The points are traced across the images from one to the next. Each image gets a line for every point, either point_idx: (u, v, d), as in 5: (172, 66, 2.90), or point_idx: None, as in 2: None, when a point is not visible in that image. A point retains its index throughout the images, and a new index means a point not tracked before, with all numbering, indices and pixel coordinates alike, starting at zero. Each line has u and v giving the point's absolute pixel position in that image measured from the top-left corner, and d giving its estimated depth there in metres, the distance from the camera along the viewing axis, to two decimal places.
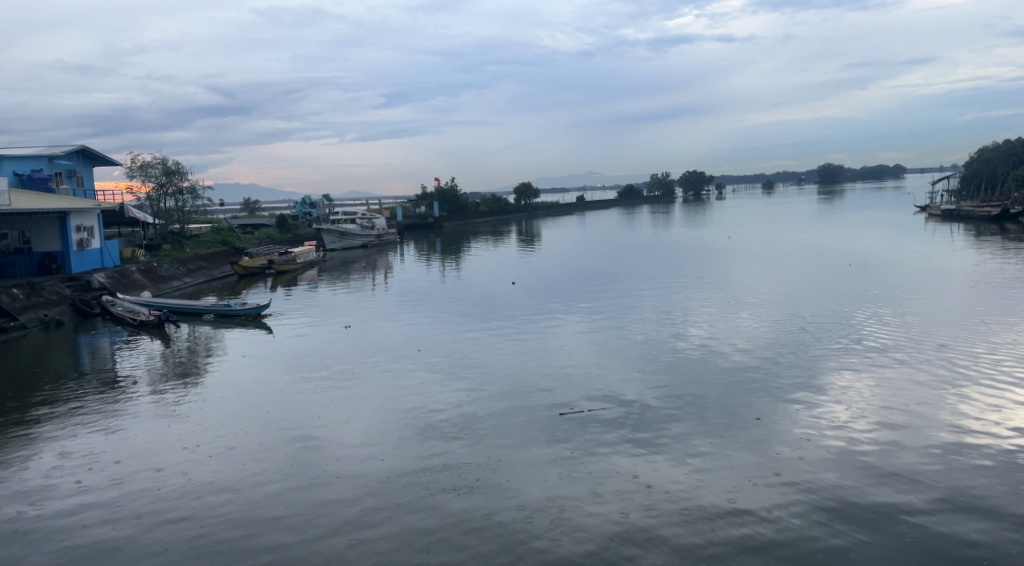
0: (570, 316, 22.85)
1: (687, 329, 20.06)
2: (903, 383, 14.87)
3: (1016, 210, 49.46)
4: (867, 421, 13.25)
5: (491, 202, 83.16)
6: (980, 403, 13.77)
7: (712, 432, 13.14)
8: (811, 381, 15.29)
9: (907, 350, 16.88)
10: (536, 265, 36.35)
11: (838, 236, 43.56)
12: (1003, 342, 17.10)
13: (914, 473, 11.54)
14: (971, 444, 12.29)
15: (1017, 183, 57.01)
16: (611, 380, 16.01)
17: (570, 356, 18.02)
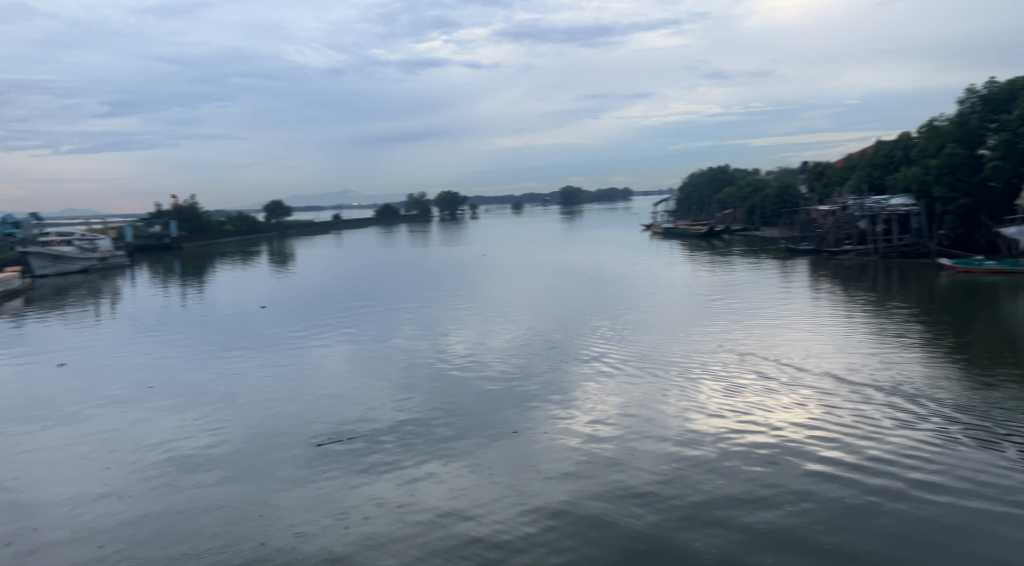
0: (328, 338, 22.18)
1: (435, 346, 20.28)
2: (629, 378, 16.04)
3: (720, 229, 56.48)
4: (599, 413, 14.07)
5: (234, 220, 79.43)
6: (691, 384, 15.15)
7: (459, 442, 13.31)
8: (550, 385, 16.02)
9: (655, 350, 18.16)
10: (282, 286, 35.13)
11: (577, 252, 46.88)
12: (709, 337, 19.11)
13: (678, 451, 12.22)
14: (685, 416, 13.44)
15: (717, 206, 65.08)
16: (371, 404, 15.60)
17: (331, 380, 17.42)
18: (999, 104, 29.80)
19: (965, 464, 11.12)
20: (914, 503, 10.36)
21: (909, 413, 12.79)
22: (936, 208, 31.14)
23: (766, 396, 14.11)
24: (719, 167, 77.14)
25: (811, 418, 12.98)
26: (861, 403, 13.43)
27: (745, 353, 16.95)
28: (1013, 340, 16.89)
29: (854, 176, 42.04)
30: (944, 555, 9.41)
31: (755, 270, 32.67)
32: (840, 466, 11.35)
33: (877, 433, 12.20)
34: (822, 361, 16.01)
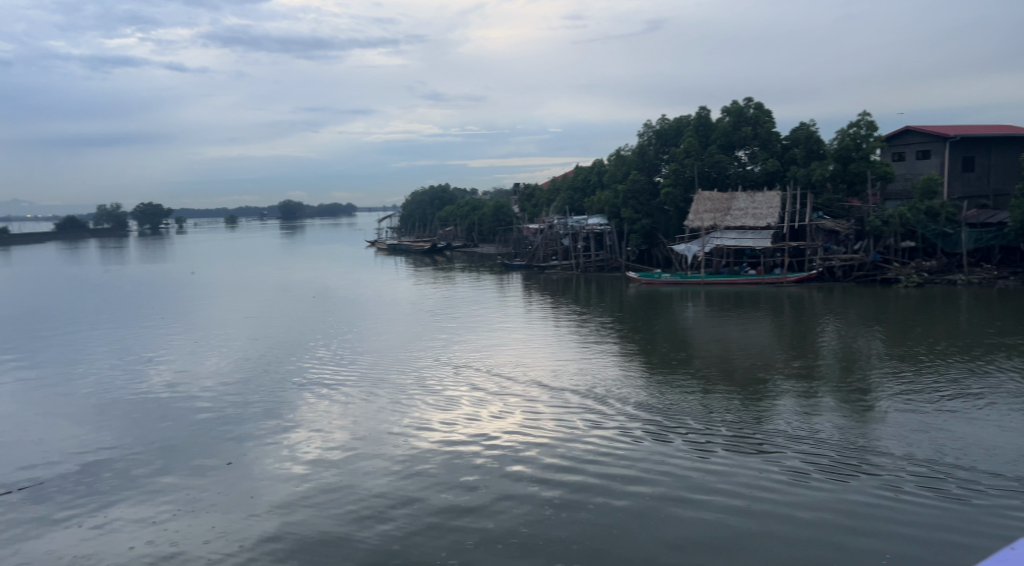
0: (10, 371, 19.94)
1: (137, 376, 19.02)
2: (344, 391, 16.28)
3: (440, 245, 58.55)
4: (311, 428, 14.12)
5: None
6: (403, 394, 15.72)
7: (159, 474, 12.70)
8: (263, 405, 15.78)
9: (373, 365, 18.63)
10: None
11: (297, 269, 46.17)
12: (424, 350, 19.95)
13: (387, 453, 12.66)
14: (396, 424, 13.95)
15: (438, 224, 67.41)
16: (58, 445, 14.34)
17: (11, 422, 15.73)
18: (670, 137, 34.46)
19: (637, 430, 12.70)
20: (590, 464, 11.65)
21: (594, 402, 14.37)
22: (624, 228, 35.13)
23: (474, 401, 15.06)
24: (438, 184, 79.92)
25: (512, 414, 14.08)
26: (555, 398, 14.83)
27: (457, 366, 17.97)
28: (680, 340, 19.66)
29: (558, 197, 45.96)
30: (616, 503, 10.66)
31: (470, 285, 34.47)
32: (534, 446, 12.43)
33: (567, 419, 13.54)
34: (524, 368, 17.44)
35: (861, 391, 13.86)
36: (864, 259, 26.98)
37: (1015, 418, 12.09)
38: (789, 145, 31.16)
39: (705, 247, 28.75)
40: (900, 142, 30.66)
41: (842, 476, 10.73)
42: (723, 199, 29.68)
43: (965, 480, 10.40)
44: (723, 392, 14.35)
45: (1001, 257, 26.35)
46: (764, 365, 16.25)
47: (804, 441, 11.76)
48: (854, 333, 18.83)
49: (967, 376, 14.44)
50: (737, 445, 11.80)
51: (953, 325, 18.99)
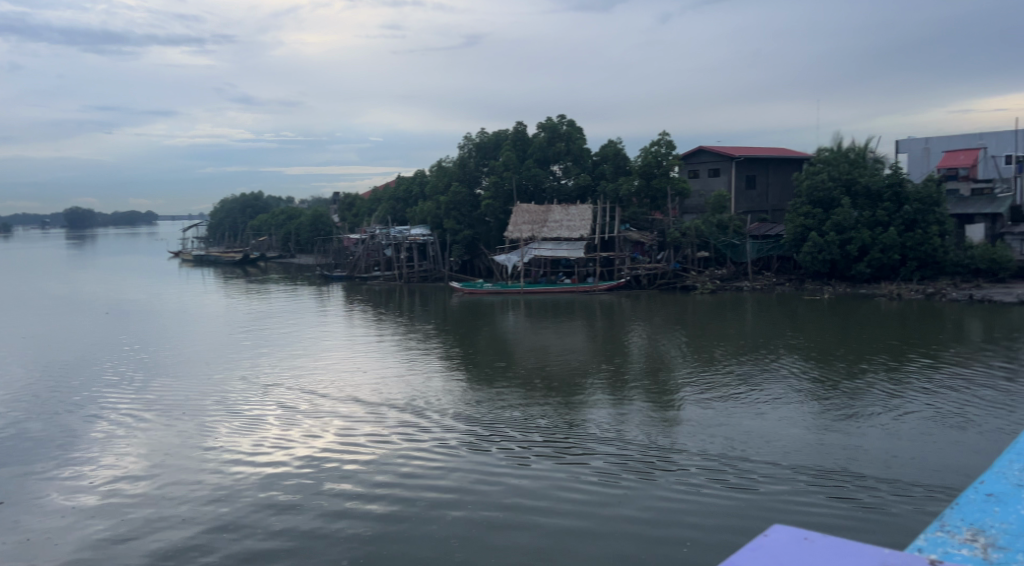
0: None
1: None
2: (148, 412, 15.28)
3: (254, 254, 56.38)
4: (109, 452, 13.11)
5: None
6: (215, 413, 15.00)
7: None
8: (55, 433, 14.49)
9: (181, 383, 17.63)
10: None
11: (94, 283, 42.76)
12: (238, 367, 19.15)
13: (192, 473, 11.92)
14: (206, 441, 13.26)
15: (251, 233, 64.97)
16: None
17: None
18: (488, 151, 35.34)
19: (453, 438, 12.74)
20: (409, 467, 11.60)
21: (411, 414, 14.31)
22: (446, 239, 35.52)
23: (289, 416, 14.61)
24: (249, 191, 77.21)
25: (327, 428, 13.72)
26: (372, 411, 14.61)
27: (274, 382, 17.41)
28: (500, 349, 20.15)
29: (379, 208, 45.71)
30: (432, 500, 10.58)
31: (288, 298, 33.44)
32: (352, 456, 12.19)
33: (384, 431, 13.36)
34: (343, 382, 17.17)
35: (664, 393, 14.82)
36: (666, 268, 28.91)
37: (793, 411, 13.40)
38: (599, 161, 32.85)
39: (523, 257, 29.63)
40: (694, 160, 33.12)
41: (647, 463, 11.29)
42: (539, 211, 30.83)
43: (755, 456, 11.28)
44: (540, 399, 14.82)
45: (778, 266, 29.17)
46: (577, 371, 17.01)
47: (614, 439, 12.31)
48: (660, 338, 20.11)
49: (753, 375, 15.86)
50: (552, 445, 12.14)
51: (743, 329, 20.66)
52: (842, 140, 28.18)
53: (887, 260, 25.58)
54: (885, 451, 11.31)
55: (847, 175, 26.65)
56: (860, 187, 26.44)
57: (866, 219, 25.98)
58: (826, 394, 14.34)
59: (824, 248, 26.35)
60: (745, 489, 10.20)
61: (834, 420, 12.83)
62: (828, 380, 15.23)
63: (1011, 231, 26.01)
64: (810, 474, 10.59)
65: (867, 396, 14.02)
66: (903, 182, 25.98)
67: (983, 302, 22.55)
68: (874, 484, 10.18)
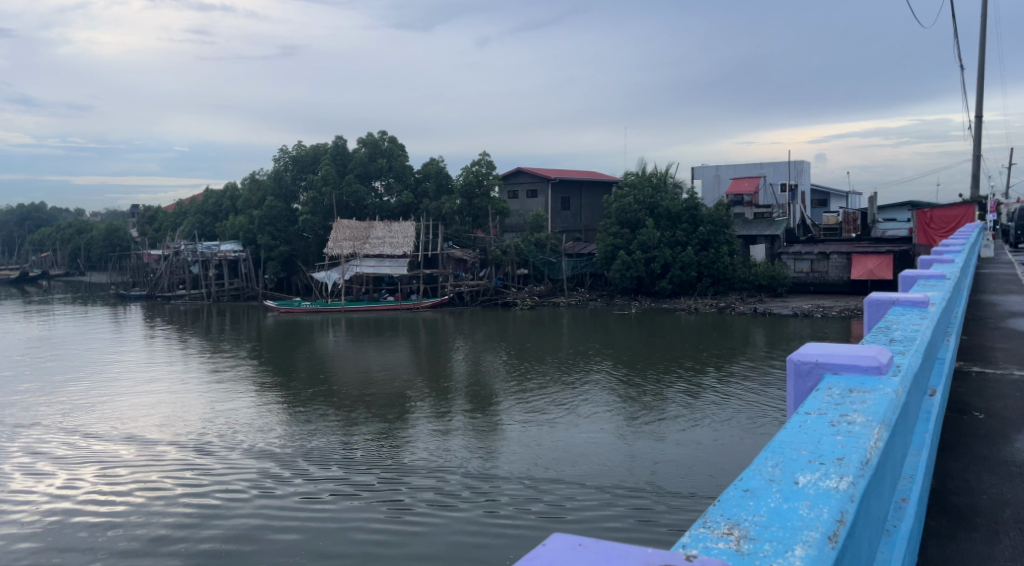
0: None
1: None
2: None
3: (34, 274, 51.44)
4: None
5: None
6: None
7: None
8: None
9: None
10: None
11: None
12: (16, 398, 17.44)
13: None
14: None
15: (30, 249, 59.49)
16: None
17: None
18: (306, 164, 34.52)
19: (244, 475, 11.98)
20: (211, 500, 11.00)
21: (195, 450, 13.35)
22: (260, 255, 34.23)
23: (72, 451, 13.48)
24: (33, 205, 71.12)
25: (100, 468, 12.50)
26: (160, 447, 13.57)
27: (59, 413, 16.06)
28: (319, 371, 19.73)
29: (184, 223, 43.39)
30: (215, 543, 9.76)
31: (80, 320, 30.81)
32: (145, 491, 11.39)
33: (163, 470, 12.30)
34: (135, 413, 15.89)
35: (487, 412, 15.04)
36: (488, 285, 29.64)
37: (606, 424, 14.09)
38: (420, 179, 33.24)
39: (344, 274, 29.28)
40: (513, 181, 34.18)
41: (454, 493, 11.15)
42: (360, 227, 30.34)
43: (568, 478, 11.60)
44: (360, 426, 14.53)
45: (591, 282, 30.79)
46: (399, 392, 16.92)
47: (430, 467, 12.22)
48: (480, 354, 20.60)
49: (571, 389, 16.49)
50: (364, 477, 11.79)
51: (558, 343, 21.63)
52: (646, 165, 30.02)
53: (685, 277, 27.52)
54: (689, 464, 12.06)
55: (649, 199, 28.44)
56: (662, 210, 28.34)
57: (667, 239, 27.86)
58: (636, 403, 15.32)
59: (631, 265, 27.97)
60: (555, 514, 10.35)
61: (643, 431, 13.62)
62: (637, 391, 16.16)
63: (787, 251, 28.91)
64: (620, 494, 10.97)
65: (671, 405, 15.05)
66: (698, 206, 28.28)
67: (765, 314, 24.93)
68: (678, 499, 10.76)
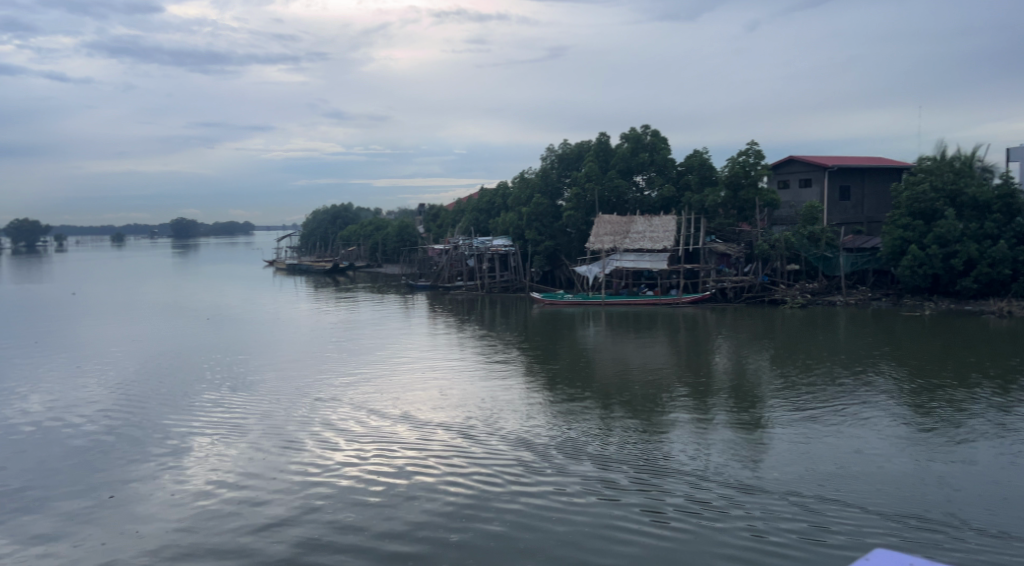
0: None
1: (22, 397, 17.87)
2: (229, 415, 15.68)
3: (342, 266, 57.50)
4: (189, 454, 13.47)
5: None
6: (289, 418, 15.30)
7: (29, 505, 11.87)
8: (145, 428, 15.00)
9: (256, 389, 17.91)
10: None
11: (190, 288, 44.18)
12: (318, 374, 19.53)
13: (225, 492, 11.84)
14: (277, 448, 13.50)
15: (338, 243, 66.91)
16: None
17: None
18: (572, 161, 35.40)
19: (498, 461, 12.38)
20: (467, 485, 11.49)
21: (459, 433, 14.04)
22: (528, 249, 35.53)
23: (354, 425, 14.75)
24: (342, 206, 79.14)
25: (376, 444, 13.58)
26: (427, 427, 14.44)
27: (349, 389, 17.76)
28: (580, 362, 19.99)
29: (462, 219, 46.22)
30: (470, 538, 10.21)
31: (373, 307, 34.03)
32: (410, 470, 12.18)
33: (428, 450, 13.07)
34: (410, 395, 17.03)
35: (752, 415, 14.32)
36: (753, 281, 28.22)
37: (889, 437, 12.80)
38: (683, 171, 32.41)
39: (605, 268, 29.39)
40: (784, 171, 32.30)
41: (709, 503, 10.68)
42: (622, 222, 30.49)
43: (844, 498, 10.64)
44: (617, 420, 14.40)
45: (874, 280, 28.27)
46: (658, 388, 16.54)
47: (688, 469, 11.84)
48: (745, 352, 19.71)
49: (847, 395, 15.21)
50: (619, 474, 11.69)
51: (833, 344, 20.10)
52: (947, 149, 26.99)
53: (994, 275, 24.27)
54: (990, 493, 10.60)
55: (950, 185, 25.59)
56: (965, 198, 25.39)
57: (971, 232, 24.73)
58: (927, 415, 13.77)
59: (925, 261, 25.21)
60: (821, 539, 9.57)
61: (935, 449, 12.20)
62: (927, 402, 14.54)
63: None
64: (904, 524, 9.85)
65: (972, 420, 13.32)
66: (1014, 193, 24.83)
67: None
68: (979, 537, 9.49)
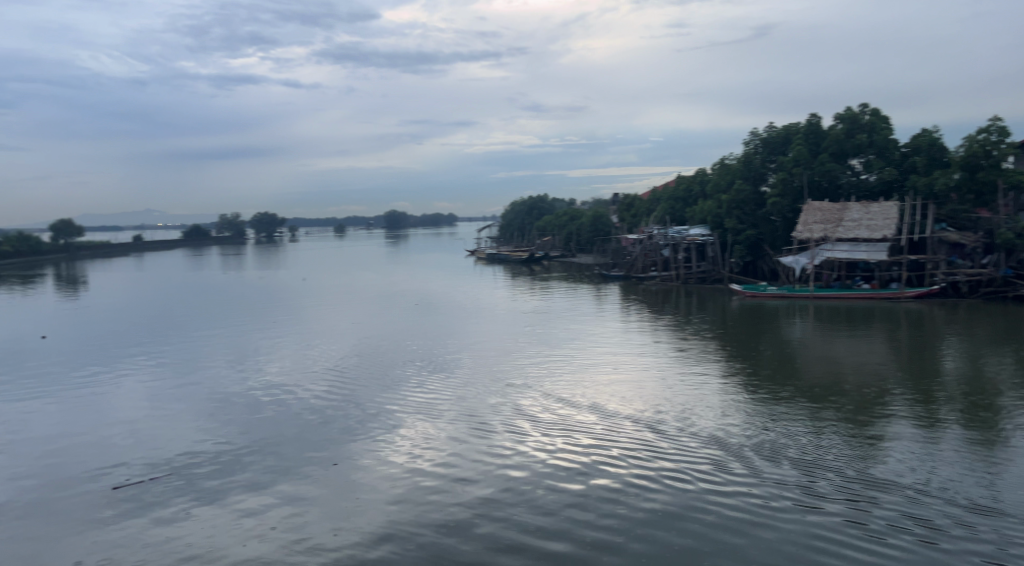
0: (136, 364, 21.00)
1: (252, 371, 19.58)
2: (429, 396, 16.30)
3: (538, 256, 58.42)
4: (392, 431, 14.12)
5: (22, 239, 70.12)
6: (484, 402, 15.64)
7: (253, 469, 12.94)
8: (354, 405, 15.93)
9: (455, 373, 18.50)
10: (80, 313, 32.42)
11: (398, 276, 46.71)
12: (514, 360, 19.86)
13: (421, 471, 12.21)
14: (471, 430, 13.84)
15: (535, 234, 68.09)
16: (176, 434, 14.84)
17: (138, 412, 16.39)
18: (778, 145, 33.42)
19: (691, 458, 11.93)
20: (657, 481, 11.17)
21: (651, 425, 13.70)
22: (727, 238, 34.19)
23: (545, 413, 14.79)
24: (540, 197, 80.45)
25: (566, 431, 13.55)
26: (619, 418, 14.21)
27: (543, 376, 17.89)
28: (785, 357, 18.89)
29: (659, 207, 45.34)
30: (656, 543, 9.88)
31: (568, 296, 34.21)
32: (599, 461, 12.03)
33: (618, 441, 12.85)
34: (604, 385, 16.84)
35: (988, 426, 12.81)
36: (993, 274, 25.30)
37: None
38: (909, 152, 29.63)
39: (814, 259, 27.64)
40: None
41: (929, 523, 9.68)
42: (834, 209, 28.59)
43: None
44: (827, 423, 13.35)
45: None
46: (875, 390, 15.16)
47: (907, 482, 10.79)
48: (978, 354, 17.72)
49: None
50: (826, 482, 10.87)
51: None
52: None
53: None
54: None
55: None
56: None
57: None
58: None
59: None
60: None
61: None
62: None
63: None
64: None
65: None
66: None
67: None
68: None
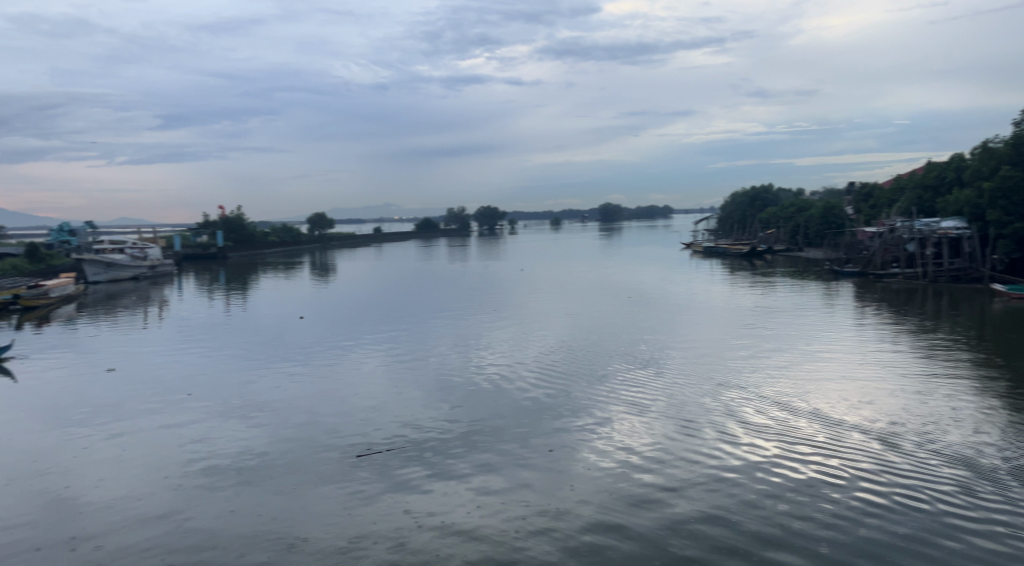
0: (365, 345, 22.05)
1: (475, 356, 19.91)
2: (650, 389, 15.67)
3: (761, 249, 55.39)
4: (613, 422, 13.67)
5: (281, 231, 77.52)
6: (710, 399, 14.76)
7: (481, 447, 12.97)
8: (575, 393, 15.64)
9: (678, 368, 17.66)
10: (321, 297, 34.84)
11: (614, 268, 46.07)
12: (740, 358, 18.67)
13: (644, 472, 11.71)
14: (697, 428, 13.09)
15: (758, 226, 64.66)
16: (408, 409, 15.27)
17: (373, 387, 17.13)
18: None
19: (945, 507, 10.60)
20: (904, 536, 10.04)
21: (899, 442, 12.27)
22: (988, 233, 30.24)
23: (779, 415, 13.63)
24: (763, 186, 76.29)
25: (801, 441, 12.45)
26: (861, 428, 12.86)
27: (773, 376, 16.61)
28: None
29: (902, 198, 41.21)
30: None
31: (796, 293, 31.90)
32: (836, 493, 10.96)
33: (860, 469, 11.62)
34: (844, 388, 15.30)
35: None
36: None
37: None
38: None
39: None
40: None
41: None
42: None
43: None
44: None
45: None
46: None
47: None
48: None
49: None
50: None
51: None
52: None
53: None
54: None
55: None
56: None
57: None
58: None
59: None
60: None
61: None
62: None
63: None
64: None
65: None
66: None
67: None
68: None
